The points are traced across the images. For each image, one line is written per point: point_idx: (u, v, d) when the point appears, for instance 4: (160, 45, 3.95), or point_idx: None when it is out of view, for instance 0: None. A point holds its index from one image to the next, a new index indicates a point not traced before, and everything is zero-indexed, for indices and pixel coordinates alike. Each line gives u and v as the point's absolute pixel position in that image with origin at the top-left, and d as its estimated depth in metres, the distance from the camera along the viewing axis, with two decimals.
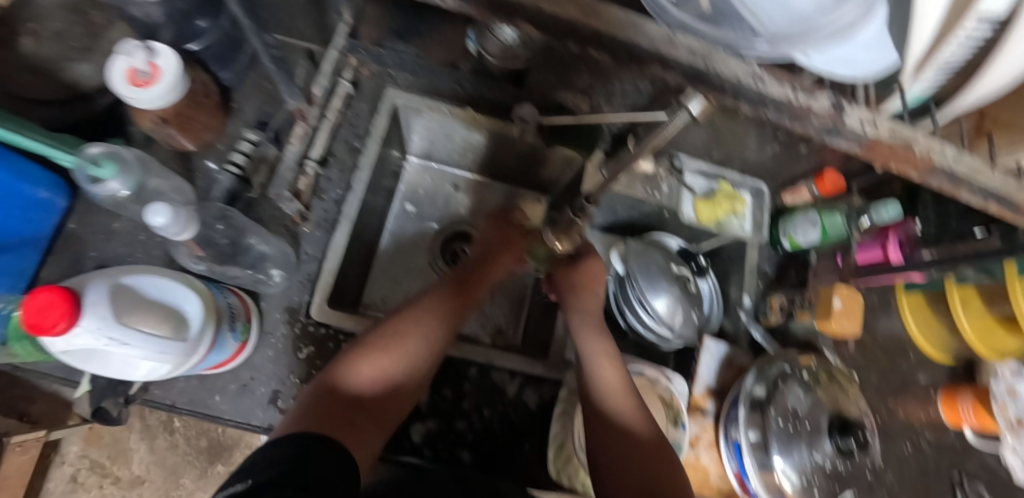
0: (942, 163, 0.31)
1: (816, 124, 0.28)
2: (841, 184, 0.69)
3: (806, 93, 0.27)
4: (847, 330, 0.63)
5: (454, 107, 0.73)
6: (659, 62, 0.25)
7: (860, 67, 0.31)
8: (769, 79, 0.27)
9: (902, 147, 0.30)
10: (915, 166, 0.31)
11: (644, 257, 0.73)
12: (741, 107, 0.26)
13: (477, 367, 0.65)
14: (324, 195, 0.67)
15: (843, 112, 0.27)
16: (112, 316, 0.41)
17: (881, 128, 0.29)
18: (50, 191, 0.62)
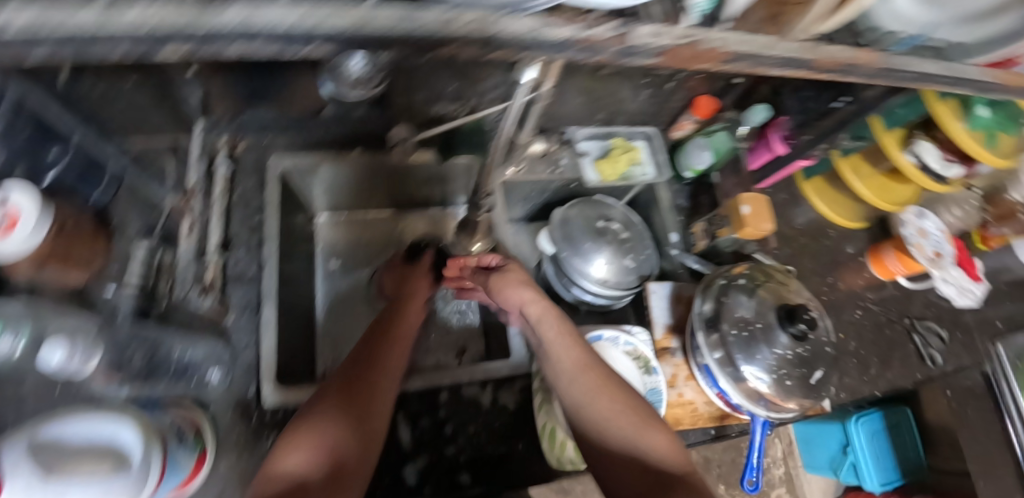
0: (736, 49, 0.31)
1: (609, 49, 0.28)
2: (714, 104, 0.74)
3: (584, 26, 0.27)
4: (763, 229, 0.68)
5: (340, 152, 0.73)
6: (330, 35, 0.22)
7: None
8: (541, 23, 0.26)
9: (695, 46, 0.30)
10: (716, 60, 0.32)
11: (568, 229, 0.75)
12: (498, 53, 0.26)
13: (447, 390, 0.64)
14: (241, 279, 0.66)
15: (626, 33, 0.27)
16: (36, 474, 0.38)
17: (667, 36, 0.29)
18: None
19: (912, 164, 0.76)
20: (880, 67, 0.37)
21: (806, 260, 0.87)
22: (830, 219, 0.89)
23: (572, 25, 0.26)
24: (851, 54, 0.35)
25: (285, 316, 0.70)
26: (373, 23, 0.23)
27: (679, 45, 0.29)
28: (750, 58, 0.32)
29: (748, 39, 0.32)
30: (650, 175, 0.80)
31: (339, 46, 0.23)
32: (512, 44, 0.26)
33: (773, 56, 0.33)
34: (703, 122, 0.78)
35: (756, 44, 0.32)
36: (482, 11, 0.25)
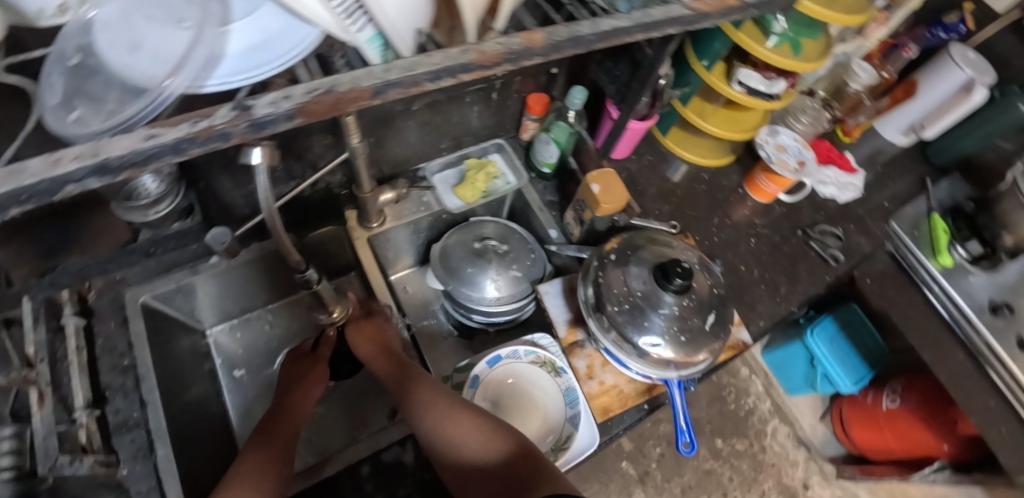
0: (374, 80, 0.27)
1: (239, 130, 0.26)
2: (542, 98, 0.77)
3: (203, 115, 0.25)
4: (619, 201, 0.69)
5: (199, 263, 0.74)
6: None
7: (279, 58, 0.29)
8: (159, 130, 0.25)
9: (327, 94, 0.26)
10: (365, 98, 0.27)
11: (448, 261, 0.75)
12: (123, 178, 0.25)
13: (368, 462, 0.62)
14: (126, 426, 0.62)
15: (247, 109, 0.25)
16: None
17: (293, 96, 0.26)
18: None
19: (740, 92, 0.80)
20: (559, 37, 0.31)
21: (688, 209, 0.89)
22: (698, 163, 0.93)
23: (180, 125, 0.25)
24: (516, 39, 0.30)
25: (191, 446, 0.67)
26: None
27: (307, 103, 0.26)
28: (402, 84, 0.28)
29: (389, 66, 0.27)
30: (512, 182, 0.81)
31: None
32: (133, 163, 0.25)
33: (427, 70, 0.28)
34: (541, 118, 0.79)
35: (401, 68, 0.27)
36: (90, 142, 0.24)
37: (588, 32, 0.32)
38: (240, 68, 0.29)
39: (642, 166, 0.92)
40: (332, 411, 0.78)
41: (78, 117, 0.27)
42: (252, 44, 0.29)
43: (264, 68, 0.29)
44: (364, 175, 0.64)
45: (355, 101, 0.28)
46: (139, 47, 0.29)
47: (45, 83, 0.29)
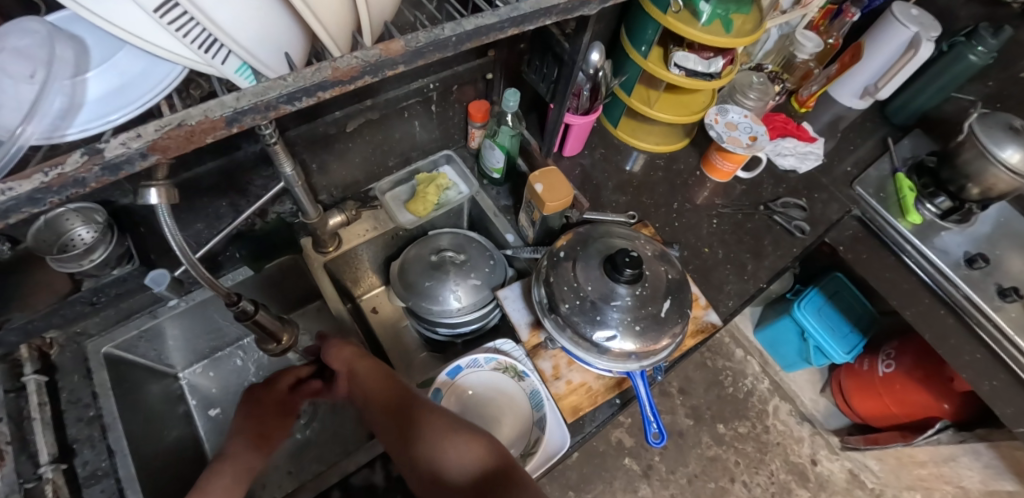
0: (223, 111, 0.28)
1: (93, 175, 0.26)
2: (482, 105, 0.76)
3: (53, 162, 0.25)
4: (564, 197, 0.69)
5: (156, 307, 0.75)
6: None
7: (132, 102, 0.31)
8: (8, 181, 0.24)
9: (178, 128, 0.27)
10: (219, 129, 0.28)
11: (406, 278, 0.75)
12: None
13: (338, 488, 0.62)
14: (94, 477, 0.62)
15: (99, 151, 0.26)
16: None
17: (146, 131, 0.26)
18: None
19: (680, 75, 0.79)
20: (418, 43, 0.32)
21: (646, 197, 0.89)
22: (654, 150, 0.93)
23: (31, 176, 0.24)
24: (373, 51, 0.31)
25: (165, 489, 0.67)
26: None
27: (159, 138, 0.26)
28: (255, 110, 0.29)
29: (239, 94, 0.28)
30: (464, 191, 0.81)
31: None
32: None
33: (280, 94, 0.29)
34: (484, 124, 0.79)
35: (252, 94, 0.29)
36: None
37: (451, 34, 0.33)
38: (96, 113, 0.31)
39: (597, 160, 0.92)
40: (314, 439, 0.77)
41: None
42: (108, 93, 0.31)
43: (121, 112, 0.31)
44: (306, 202, 0.64)
45: (213, 131, 0.29)
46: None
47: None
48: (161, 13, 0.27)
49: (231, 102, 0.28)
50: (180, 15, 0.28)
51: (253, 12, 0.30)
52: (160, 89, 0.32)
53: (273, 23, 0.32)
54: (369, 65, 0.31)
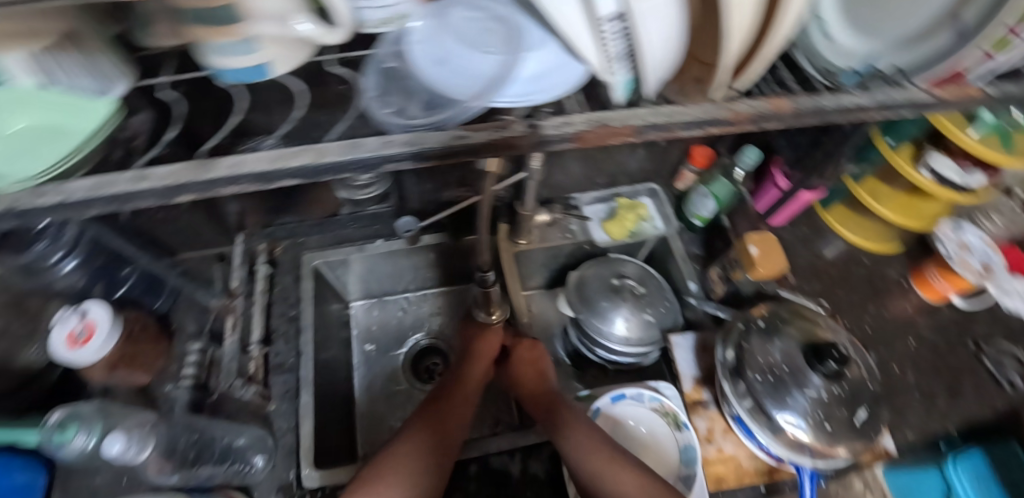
0: (643, 122, 0.33)
1: (526, 144, 0.31)
2: (709, 152, 0.78)
3: (503, 127, 0.31)
4: (776, 267, 0.68)
5: (364, 242, 0.81)
6: (289, 175, 0.29)
7: (547, 91, 0.34)
8: (470, 132, 0.30)
9: (604, 127, 0.32)
10: (628, 135, 0.33)
11: (585, 292, 0.77)
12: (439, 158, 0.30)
13: (477, 462, 0.66)
14: (281, 368, 0.71)
15: (540, 126, 0.31)
16: None
17: (578, 122, 0.32)
18: (25, 473, 0.63)
19: (927, 179, 0.73)
20: (804, 106, 0.37)
21: (841, 291, 0.84)
22: (860, 245, 0.88)
23: (487, 131, 0.31)
24: (765, 104, 0.36)
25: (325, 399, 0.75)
26: (323, 158, 0.29)
27: (588, 130, 0.32)
28: (661, 127, 0.34)
29: (651, 111, 0.34)
30: (659, 227, 0.83)
31: (305, 178, 0.30)
32: (441, 155, 0.30)
33: (685, 121, 0.34)
34: (702, 171, 0.80)
35: (663, 115, 0.34)
36: (412, 133, 0.30)
37: (832, 104, 0.37)
38: (520, 89, 0.34)
39: (795, 237, 0.88)
40: None
41: (395, 114, 0.33)
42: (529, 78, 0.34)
43: (537, 96, 0.34)
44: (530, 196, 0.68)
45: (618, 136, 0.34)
46: (440, 56, 0.36)
47: (367, 78, 0.35)
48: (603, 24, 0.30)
49: (649, 116, 0.33)
50: (615, 24, 0.30)
51: (669, 37, 0.31)
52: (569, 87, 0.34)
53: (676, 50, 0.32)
54: None
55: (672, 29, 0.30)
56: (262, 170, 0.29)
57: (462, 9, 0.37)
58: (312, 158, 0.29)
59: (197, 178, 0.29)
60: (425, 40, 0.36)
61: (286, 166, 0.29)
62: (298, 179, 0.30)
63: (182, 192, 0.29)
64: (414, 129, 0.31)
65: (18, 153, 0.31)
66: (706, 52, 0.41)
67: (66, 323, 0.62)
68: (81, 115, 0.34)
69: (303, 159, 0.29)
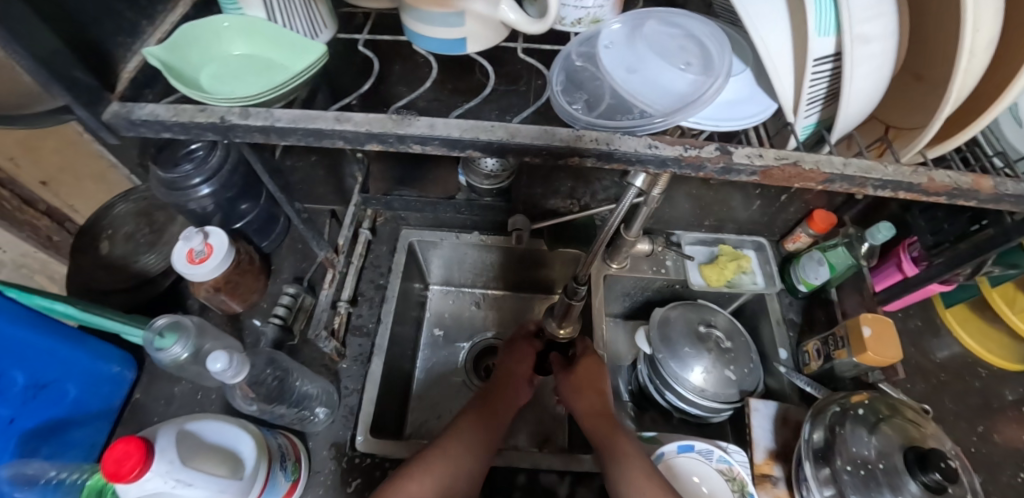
0: (837, 171, 0.27)
1: (711, 168, 0.28)
2: (831, 219, 0.72)
3: (693, 145, 0.28)
4: (890, 356, 0.61)
5: (461, 232, 0.82)
6: (473, 144, 0.29)
7: (743, 118, 0.31)
8: (661, 144, 0.28)
9: (794, 166, 0.27)
10: (815, 181, 0.28)
11: (667, 333, 0.75)
12: (633, 166, 0.28)
13: (524, 473, 0.65)
14: (358, 330, 0.74)
15: (729, 152, 0.27)
16: (179, 459, 0.45)
17: (767, 154, 0.27)
18: (120, 365, 0.69)
19: None
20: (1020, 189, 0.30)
21: (947, 400, 0.74)
22: (982, 357, 0.78)
23: (676, 145, 0.28)
24: (968, 178, 0.28)
25: (392, 370, 0.76)
26: (514, 138, 0.28)
27: (774, 167, 0.27)
28: (854, 182, 0.27)
29: (849, 160, 0.27)
30: (759, 284, 0.79)
31: (487, 153, 0.30)
32: (626, 160, 0.28)
33: (880, 179, 0.27)
34: (818, 235, 0.75)
35: (859, 167, 0.27)
36: (603, 132, 0.29)
37: None
38: (715, 113, 0.31)
39: (905, 329, 0.80)
40: None
41: (583, 110, 0.32)
42: (720, 103, 0.32)
43: (731, 122, 0.31)
44: (638, 225, 0.66)
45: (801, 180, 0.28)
46: (632, 64, 0.34)
47: (557, 70, 0.34)
48: (817, 61, 0.28)
49: (841, 165, 0.27)
50: (826, 67, 0.28)
51: (875, 85, 0.29)
52: (762, 116, 0.32)
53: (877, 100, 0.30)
54: (964, 187, 0.28)
55: (883, 83, 0.29)
56: (451, 135, 0.29)
57: (659, 22, 0.36)
58: (502, 135, 0.28)
59: (388, 131, 0.29)
60: (615, 47, 0.35)
61: (472, 136, 0.28)
62: (480, 151, 0.29)
63: (374, 141, 0.30)
64: (604, 127, 0.29)
65: (245, 83, 0.33)
66: (895, 113, 0.36)
67: (188, 239, 0.64)
68: (294, 54, 0.34)
69: (495, 133, 0.28)
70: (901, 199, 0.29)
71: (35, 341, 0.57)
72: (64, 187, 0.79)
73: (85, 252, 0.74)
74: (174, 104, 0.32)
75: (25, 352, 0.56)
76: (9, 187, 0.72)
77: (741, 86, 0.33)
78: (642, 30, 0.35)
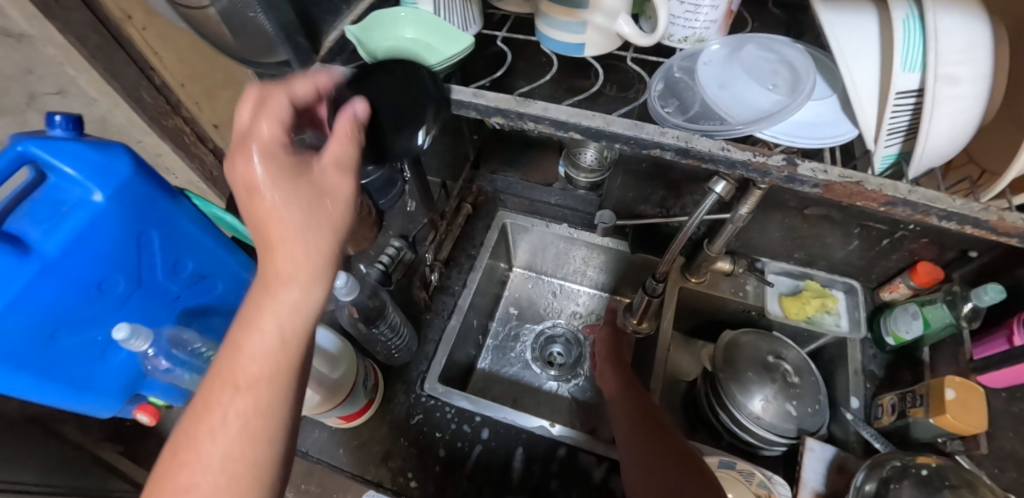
0: (899, 195, 0.30)
1: (776, 175, 0.32)
2: (937, 274, 0.68)
3: (763, 153, 0.32)
4: (970, 425, 0.58)
5: (552, 222, 0.89)
6: (572, 128, 0.35)
7: (821, 137, 0.34)
8: (734, 148, 0.32)
9: (856, 184, 0.30)
10: (876, 202, 0.30)
11: (732, 355, 0.75)
12: (706, 165, 0.33)
13: (565, 448, 0.70)
14: (443, 290, 0.84)
15: (795, 163, 0.31)
16: None
17: (832, 171, 0.31)
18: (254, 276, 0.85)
19: None
20: None
21: None
22: None
23: (746, 151, 0.32)
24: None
25: (465, 331, 0.85)
26: (610, 126, 0.34)
27: (837, 182, 0.30)
28: (916, 208, 0.30)
29: (915, 188, 0.30)
30: (842, 326, 0.76)
31: (583, 137, 0.36)
32: (700, 157, 0.33)
33: (944, 210, 0.29)
34: (920, 288, 0.71)
35: (926, 195, 0.30)
36: (684, 132, 0.34)
37: None
38: (793, 130, 0.35)
39: None
40: (556, 398, 0.88)
41: (671, 113, 0.37)
42: (802, 121, 0.35)
43: (809, 139, 0.34)
44: (720, 243, 0.68)
45: (864, 199, 0.31)
46: (724, 80, 0.38)
47: (656, 78, 0.40)
48: (899, 95, 0.30)
49: (905, 191, 0.30)
50: (910, 101, 0.31)
51: (959, 124, 0.30)
52: (843, 139, 0.34)
53: (963, 139, 0.31)
54: None
55: (968, 122, 0.30)
56: (557, 118, 0.36)
57: (757, 47, 0.40)
58: (598, 124, 0.35)
59: (509, 108, 0.37)
60: (713, 63, 0.39)
61: (572, 121, 0.35)
62: (578, 134, 0.36)
63: (498, 115, 0.38)
64: (687, 129, 0.34)
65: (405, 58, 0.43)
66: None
67: None
68: (446, 40, 0.44)
69: (593, 121, 0.35)
70: (969, 234, 0.31)
71: (200, 239, 0.73)
72: (230, 133, 1.00)
73: None
74: (356, 71, 0.44)
75: (196, 248, 0.74)
76: (191, 125, 0.91)
77: (829, 109, 0.36)
78: (741, 51, 0.40)
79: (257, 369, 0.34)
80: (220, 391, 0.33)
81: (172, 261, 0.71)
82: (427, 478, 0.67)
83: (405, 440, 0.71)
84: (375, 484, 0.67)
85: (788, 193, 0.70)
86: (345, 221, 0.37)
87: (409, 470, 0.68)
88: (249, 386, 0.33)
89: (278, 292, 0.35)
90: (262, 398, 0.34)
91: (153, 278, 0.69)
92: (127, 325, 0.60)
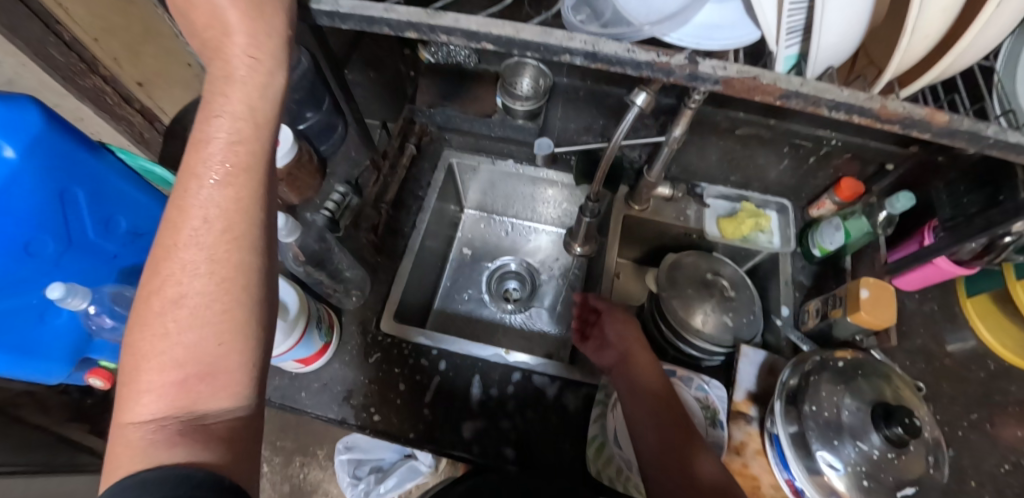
0: (789, 87, 0.32)
1: (680, 75, 0.33)
2: (859, 189, 0.73)
3: (667, 54, 0.33)
4: (883, 320, 0.64)
5: (497, 159, 0.89)
6: (483, 39, 0.35)
7: (725, 39, 0.35)
8: (640, 50, 0.33)
9: (751, 80, 0.32)
10: (771, 96, 0.33)
11: (675, 275, 0.79)
12: (615, 69, 0.34)
13: (520, 372, 0.73)
14: (393, 233, 0.83)
15: (696, 63, 0.33)
16: None
17: (730, 68, 0.32)
18: None
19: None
20: (961, 125, 0.32)
21: (948, 386, 0.72)
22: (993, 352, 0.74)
23: (651, 51, 0.33)
24: (922, 110, 0.32)
25: (419, 272, 0.85)
26: (519, 34, 0.34)
27: (734, 78, 0.32)
28: (806, 99, 0.32)
29: (806, 81, 0.32)
30: (775, 244, 0.81)
31: (496, 46, 0.35)
32: (608, 61, 0.33)
33: (832, 100, 0.32)
34: (844, 203, 0.75)
35: (815, 87, 0.32)
36: (593, 37, 0.34)
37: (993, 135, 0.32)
38: (702, 33, 0.35)
39: (918, 311, 0.77)
40: (512, 331, 0.91)
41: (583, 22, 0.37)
42: (709, 25, 0.36)
43: (714, 42, 0.35)
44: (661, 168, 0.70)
45: (761, 95, 0.34)
46: None
47: None
48: None
49: (796, 83, 0.32)
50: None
51: (846, 17, 0.32)
52: (746, 42, 0.35)
53: (850, 33, 0.33)
54: (909, 117, 0.32)
55: (852, 14, 0.32)
56: (467, 28, 0.35)
57: None
58: (508, 31, 0.34)
59: (419, 20, 0.36)
60: None
61: (483, 31, 0.35)
62: (491, 44, 0.35)
63: (411, 29, 0.36)
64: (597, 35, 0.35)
65: None
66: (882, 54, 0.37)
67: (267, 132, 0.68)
68: None
69: (503, 28, 0.34)
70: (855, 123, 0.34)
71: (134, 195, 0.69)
72: (157, 88, 0.91)
73: (177, 137, 0.87)
74: None
75: (131, 204, 0.70)
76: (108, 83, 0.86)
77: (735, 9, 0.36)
78: None
79: (204, 263, 0.36)
80: (177, 289, 0.36)
81: (103, 219, 0.67)
82: (389, 412, 0.70)
83: (365, 378, 0.72)
84: (339, 421, 0.70)
85: (719, 113, 0.73)
86: (266, 111, 0.39)
87: (372, 405, 0.70)
88: (205, 270, 0.36)
89: (196, 188, 0.37)
90: (223, 288, 0.36)
91: (86, 236, 0.66)
92: (61, 285, 0.56)
